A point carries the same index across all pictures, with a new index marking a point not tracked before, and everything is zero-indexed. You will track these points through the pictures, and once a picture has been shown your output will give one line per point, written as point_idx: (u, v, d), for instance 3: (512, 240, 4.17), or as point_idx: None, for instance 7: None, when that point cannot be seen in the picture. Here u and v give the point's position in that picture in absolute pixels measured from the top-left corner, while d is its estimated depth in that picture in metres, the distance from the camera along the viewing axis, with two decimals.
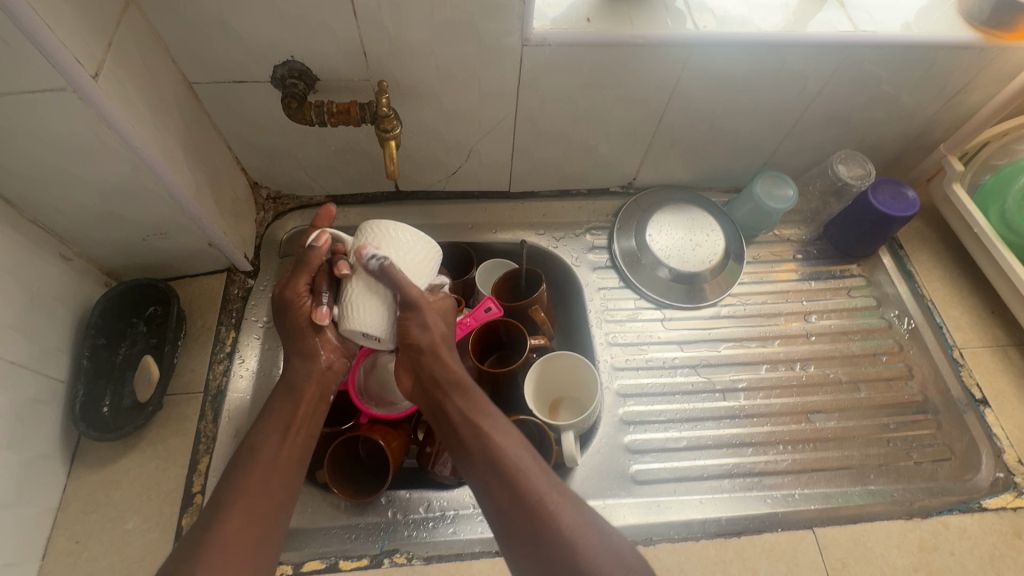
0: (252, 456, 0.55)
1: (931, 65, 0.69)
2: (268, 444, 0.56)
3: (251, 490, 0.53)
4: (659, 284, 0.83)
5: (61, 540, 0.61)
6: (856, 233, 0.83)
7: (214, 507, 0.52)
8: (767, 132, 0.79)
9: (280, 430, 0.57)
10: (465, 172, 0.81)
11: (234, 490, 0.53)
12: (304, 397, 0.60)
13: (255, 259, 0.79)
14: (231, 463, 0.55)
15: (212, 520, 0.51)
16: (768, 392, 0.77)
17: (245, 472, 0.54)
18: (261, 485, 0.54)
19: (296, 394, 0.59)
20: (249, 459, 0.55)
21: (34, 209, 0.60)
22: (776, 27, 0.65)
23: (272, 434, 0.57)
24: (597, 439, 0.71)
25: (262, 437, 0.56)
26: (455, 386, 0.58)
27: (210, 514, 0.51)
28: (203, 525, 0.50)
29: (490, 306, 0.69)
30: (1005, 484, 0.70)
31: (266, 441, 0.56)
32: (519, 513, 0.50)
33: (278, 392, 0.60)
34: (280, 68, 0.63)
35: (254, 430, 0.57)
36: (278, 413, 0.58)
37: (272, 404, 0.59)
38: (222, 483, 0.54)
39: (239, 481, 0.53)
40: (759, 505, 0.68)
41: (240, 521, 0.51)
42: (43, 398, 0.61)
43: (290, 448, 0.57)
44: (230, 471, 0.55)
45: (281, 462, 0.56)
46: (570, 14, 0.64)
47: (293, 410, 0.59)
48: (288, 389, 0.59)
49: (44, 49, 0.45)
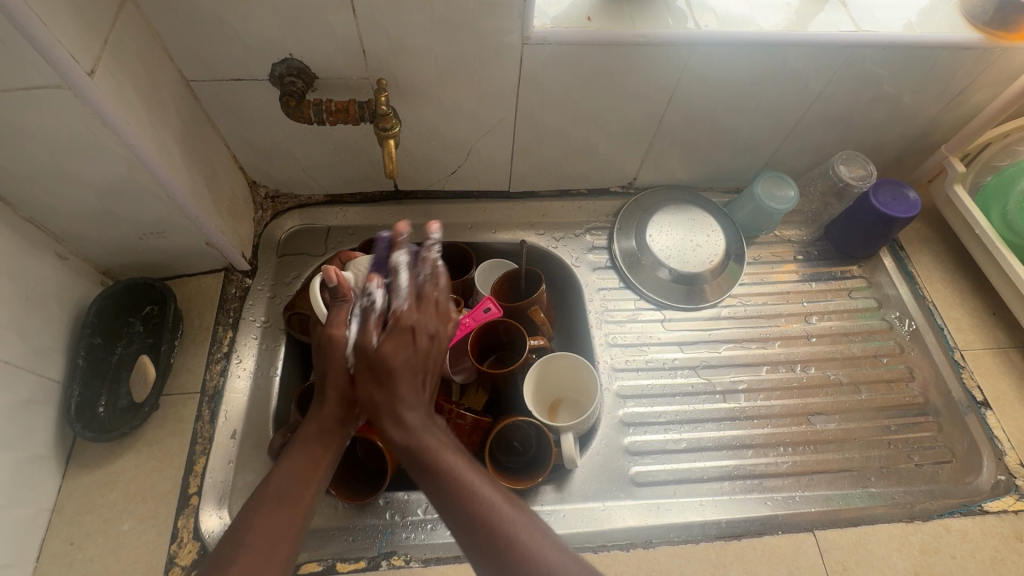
0: (279, 492, 0.50)
1: (933, 66, 0.69)
2: (296, 483, 0.51)
3: (271, 528, 0.47)
4: (660, 285, 0.83)
5: (55, 542, 0.61)
6: (857, 234, 0.83)
7: (231, 542, 0.46)
8: (768, 132, 0.79)
9: (306, 470, 0.52)
10: (464, 171, 0.80)
11: (256, 526, 0.47)
12: (336, 440, 0.55)
13: (253, 258, 0.79)
14: (254, 496, 0.49)
15: (231, 556, 0.45)
16: (768, 393, 0.77)
17: (270, 508, 0.48)
18: (285, 525, 0.48)
19: (325, 437, 0.54)
20: (274, 496, 0.49)
21: (29, 208, 0.59)
22: (777, 27, 0.65)
23: (298, 473, 0.51)
24: (597, 441, 0.71)
25: (287, 476, 0.51)
26: (421, 442, 0.50)
27: (227, 548, 0.46)
28: (219, 560, 0.45)
29: (489, 308, 0.70)
30: (1006, 487, 0.70)
31: (293, 479, 0.51)
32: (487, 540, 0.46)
33: (308, 430, 0.55)
34: (279, 66, 0.63)
35: (278, 465, 0.52)
36: (307, 450, 0.53)
37: (297, 444, 0.54)
38: (241, 515, 0.48)
39: (260, 518, 0.48)
40: (760, 508, 0.68)
41: (259, 564, 0.45)
42: (38, 398, 0.60)
43: (315, 490, 0.51)
44: (250, 508, 0.49)
45: (306, 503, 0.50)
46: (570, 12, 0.63)
47: (320, 452, 0.53)
48: (321, 428, 0.54)
49: (39, 44, 0.45)
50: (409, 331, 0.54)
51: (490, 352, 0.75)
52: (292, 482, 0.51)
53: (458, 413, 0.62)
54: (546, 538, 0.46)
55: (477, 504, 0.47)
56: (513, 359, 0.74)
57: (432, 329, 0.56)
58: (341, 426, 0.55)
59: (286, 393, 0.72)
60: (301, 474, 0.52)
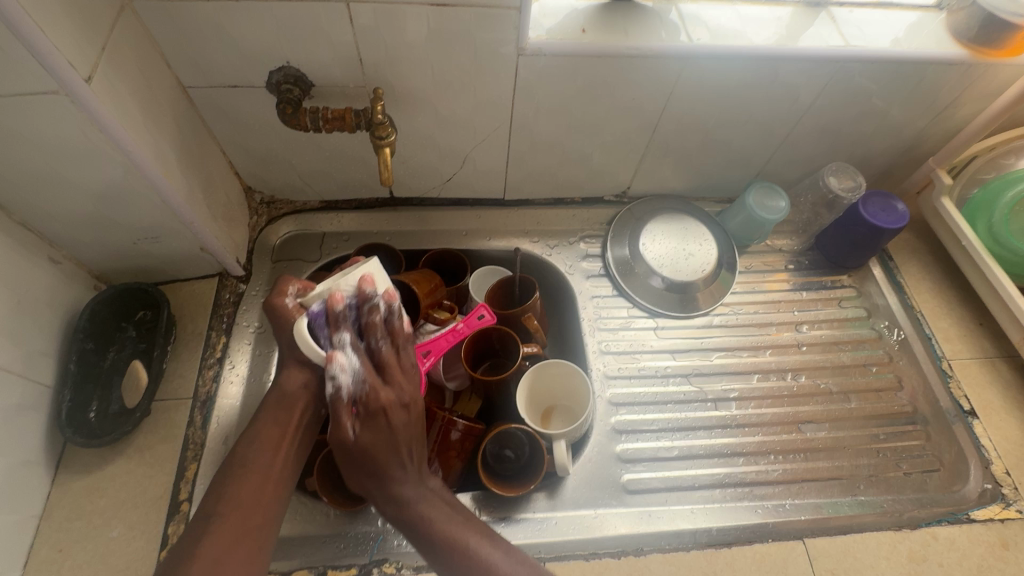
0: (242, 465, 0.52)
1: (920, 80, 0.71)
2: (261, 453, 0.53)
3: (244, 501, 0.50)
4: (653, 293, 0.83)
5: (43, 548, 0.60)
6: (846, 244, 0.84)
7: (202, 518, 0.48)
8: (760, 144, 0.80)
9: (272, 440, 0.55)
10: (459, 179, 0.81)
11: (227, 497, 0.50)
12: (298, 405, 0.57)
13: (247, 264, 0.79)
14: (222, 471, 0.52)
15: (203, 527, 0.47)
16: (760, 402, 0.78)
17: (237, 479, 0.51)
18: (256, 494, 0.51)
19: (289, 403, 0.56)
20: (240, 468, 0.52)
21: (23, 212, 0.59)
22: (768, 41, 0.66)
23: (265, 443, 0.54)
24: (589, 449, 0.71)
25: (255, 446, 0.54)
26: (417, 513, 0.52)
27: (201, 522, 0.48)
28: (193, 534, 0.47)
29: (483, 315, 0.69)
30: (993, 496, 0.71)
31: (259, 449, 0.54)
32: (425, 536, 0.52)
33: (270, 398, 0.57)
34: (276, 74, 0.63)
35: (244, 436, 0.55)
36: (270, 418, 0.56)
37: (263, 412, 0.57)
38: (213, 490, 0.51)
39: (230, 489, 0.50)
40: (750, 515, 0.68)
41: (231, 533, 0.47)
42: (29, 403, 0.60)
43: (284, 457, 0.54)
44: (221, 480, 0.51)
45: (276, 471, 0.53)
46: (566, 25, 0.64)
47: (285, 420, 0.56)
48: (281, 396, 0.57)
49: (36, 51, 0.45)
50: (381, 415, 0.53)
51: (483, 359, 0.75)
52: (257, 452, 0.54)
53: (451, 420, 0.62)
54: (487, 539, 0.52)
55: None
56: (506, 366, 0.74)
57: (405, 398, 0.55)
58: (302, 389, 0.57)
59: None
60: (267, 443, 0.54)
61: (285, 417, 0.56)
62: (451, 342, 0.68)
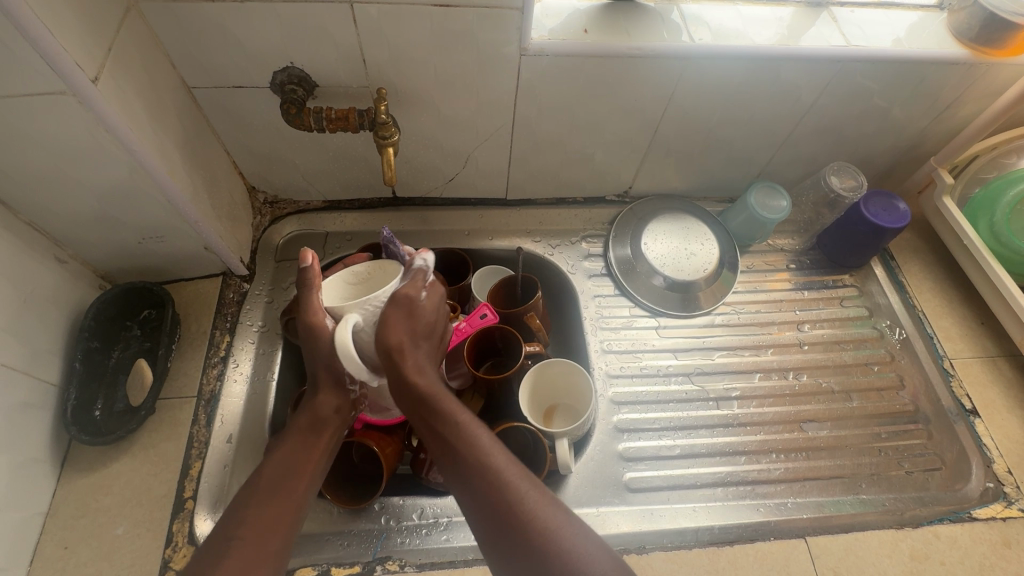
0: (268, 486, 0.53)
1: (921, 80, 0.71)
2: (287, 475, 0.54)
3: (263, 529, 0.50)
4: (655, 292, 0.84)
5: (49, 546, 0.61)
6: (846, 244, 0.85)
7: (220, 542, 0.49)
8: (761, 143, 0.80)
9: (298, 464, 0.55)
10: (462, 179, 0.81)
11: (247, 521, 0.50)
12: (328, 429, 0.57)
13: (251, 263, 0.80)
14: (247, 487, 0.53)
15: (224, 548, 0.48)
16: (761, 400, 0.78)
17: (262, 500, 0.52)
18: (276, 522, 0.51)
19: (319, 428, 0.57)
20: (262, 491, 0.52)
21: (29, 211, 0.60)
22: (769, 41, 0.66)
23: (290, 466, 0.54)
24: (591, 447, 0.71)
25: (281, 466, 0.54)
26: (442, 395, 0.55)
27: (221, 540, 0.49)
28: (212, 554, 0.48)
29: (486, 314, 0.72)
30: (995, 494, 0.71)
31: (284, 472, 0.54)
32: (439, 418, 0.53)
33: (301, 418, 0.58)
34: (280, 74, 0.63)
35: (271, 455, 0.55)
36: (299, 440, 0.56)
37: (292, 432, 0.57)
38: (232, 512, 0.51)
39: (250, 515, 0.51)
40: (753, 514, 0.68)
41: (248, 563, 0.48)
42: (35, 402, 0.61)
43: (309, 479, 0.55)
44: (242, 501, 0.52)
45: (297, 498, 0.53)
46: (568, 25, 0.65)
47: (314, 444, 0.56)
48: (313, 420, 0.57)
49: (43, 51, 0.45)
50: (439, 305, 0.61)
51: (485, 358, 0.75)
52: (281, 474, 0.54)
53: None
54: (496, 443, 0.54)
55: (538, 524, 0.48)
56: (507, 365, 0.74)
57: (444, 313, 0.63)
58: (334, 414, 0.58)
59: (284, 397, 0.72)
60: (293, 467, 0.54)
61: (315, 440, 0.56)
62: (454, 340, 0.72)
